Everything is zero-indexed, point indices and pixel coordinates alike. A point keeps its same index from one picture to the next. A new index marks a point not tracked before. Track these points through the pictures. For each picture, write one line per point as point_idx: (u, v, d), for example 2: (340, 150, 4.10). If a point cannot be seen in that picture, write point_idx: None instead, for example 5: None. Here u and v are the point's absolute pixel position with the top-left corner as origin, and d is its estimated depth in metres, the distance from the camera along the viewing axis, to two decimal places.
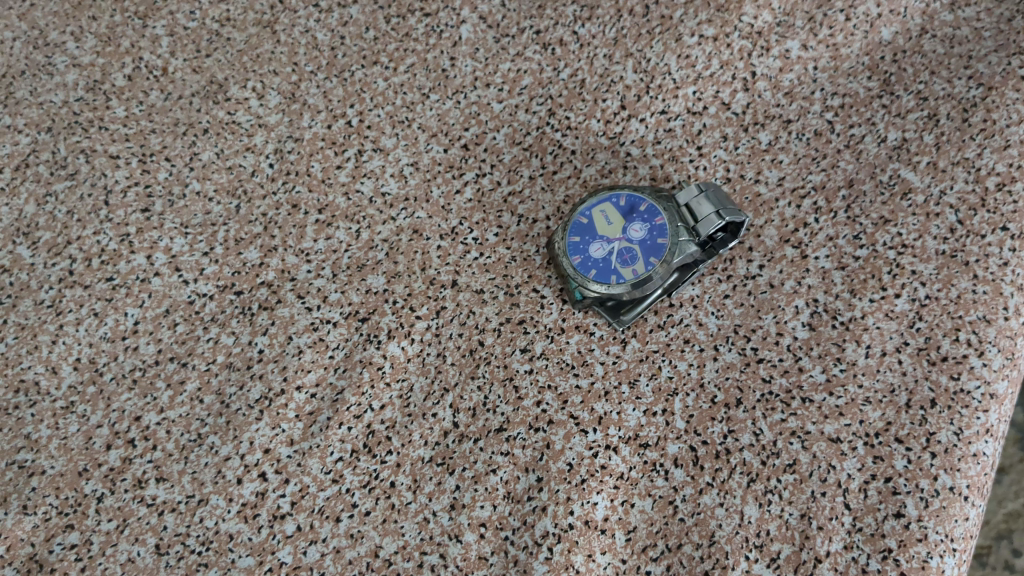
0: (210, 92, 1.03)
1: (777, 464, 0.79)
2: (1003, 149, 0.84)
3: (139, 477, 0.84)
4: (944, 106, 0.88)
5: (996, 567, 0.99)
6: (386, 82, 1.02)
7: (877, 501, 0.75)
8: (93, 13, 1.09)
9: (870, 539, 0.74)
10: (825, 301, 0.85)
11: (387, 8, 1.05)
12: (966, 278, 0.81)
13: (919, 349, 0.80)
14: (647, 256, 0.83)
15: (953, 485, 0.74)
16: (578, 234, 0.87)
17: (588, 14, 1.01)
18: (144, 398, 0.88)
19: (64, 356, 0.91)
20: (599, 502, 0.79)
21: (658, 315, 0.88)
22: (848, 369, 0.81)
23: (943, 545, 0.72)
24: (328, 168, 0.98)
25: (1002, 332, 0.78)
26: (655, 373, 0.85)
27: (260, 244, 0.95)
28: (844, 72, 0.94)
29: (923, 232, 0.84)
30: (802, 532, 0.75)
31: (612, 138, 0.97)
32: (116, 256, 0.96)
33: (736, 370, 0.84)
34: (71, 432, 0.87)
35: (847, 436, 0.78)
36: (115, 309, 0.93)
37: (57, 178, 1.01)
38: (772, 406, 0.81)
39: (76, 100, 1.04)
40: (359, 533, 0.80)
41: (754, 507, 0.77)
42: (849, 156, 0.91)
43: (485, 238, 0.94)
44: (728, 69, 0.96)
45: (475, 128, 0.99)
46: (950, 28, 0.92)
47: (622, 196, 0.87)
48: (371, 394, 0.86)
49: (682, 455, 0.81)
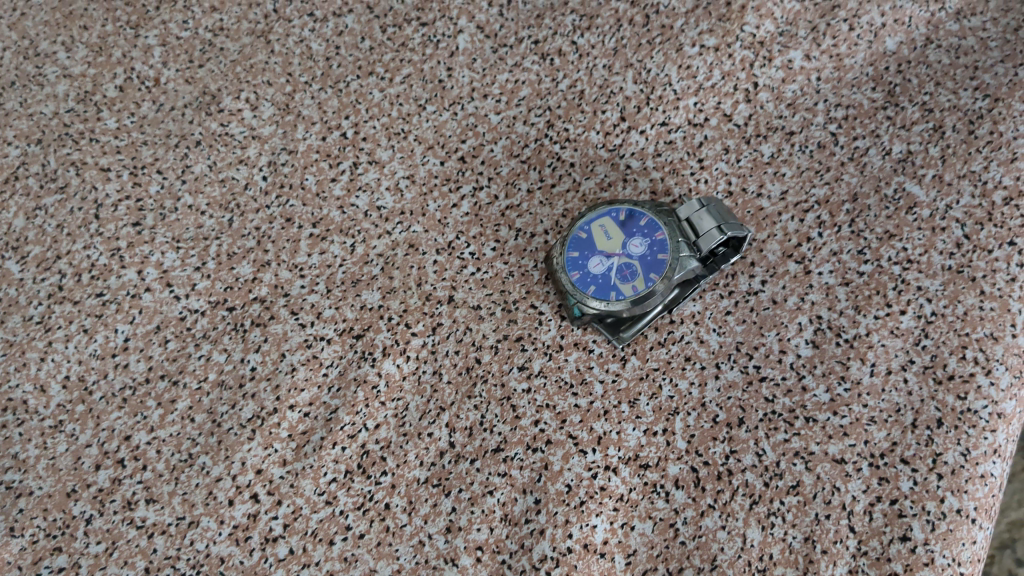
0: (203, 103, 1.02)
1: (780, 486, 0.77)
2: (1010, 163, 0.82)
3: (128, 499, 0.83)
4: (950, 117, 0.87)
5: None
6: (382, 92, 1.00)
7: (883, 523, 0.73)
8: (84, 22, 1.08)
9: (876, 563, 0.72)
10: (829, 317, 0.83)
11: (383, 18, 1.04)
12: (973, 294, 0.79)
13: (925, 367, 0.78)
14: (647, 272, 0.81)
15: (960, 507, 0.72)
16: (577, 249, 0.85)
17: (587, 23, 1.00)
18: (133, 417, 0.87)
19: (53, 373, 0.90)
20: (599, 525, 0.78)
21: (659, 332, 0.86)
22: (852, 389, 0.80)
23: (950, 569, 0.70)
24: (322, 181, 0.97)
25: (1009, 350, 0.76)
26: (655, 392, 0.83)
27: (253, 259, 0.93)
28: (848, 83, 0.93)
29: (929, 247, 0.83)
30: (806, 556, 0.74)
31: (611, 151, 0.95)
32: (107, 271, 0.94)
33: (739, 389, 0.82)
34: (59, 452, 0.86)
35: (851, 458, 0.77)
36: (105, 326, 0.91)
37: (47, 191, 0.99)
38: (774, 426, 0.80)
39: (66, 111, 1.03)
40: (353, 556, 0.78)
41: (756, 530, 0.76)
42: (853, 169, 0.89)
43: (482, 252, 0.92)
44: (730, 80, 0.95)
45: (472, 140, 0.97)
46: (955, 38, 0.90)
47: (621, 210, 0.85)
48: (366, 413, 0.85)
49: (683, 477, 0.79)
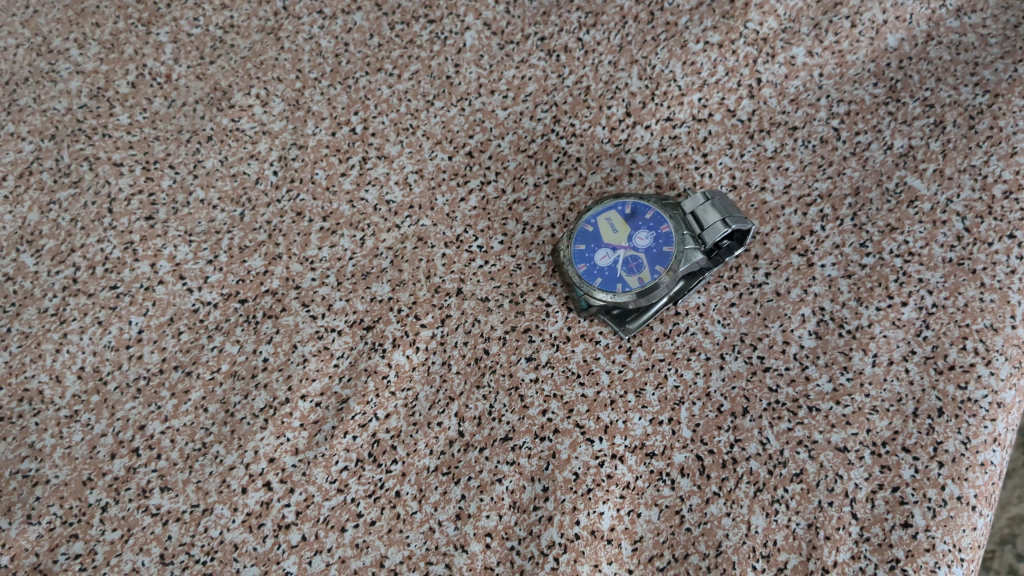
0: (214, 99, 1.03)
1: (784, 474, 0.78)
2: (1009, 157, 0.84)
3: (143, 487, 0.84)
4: (951, 113, 0.89)
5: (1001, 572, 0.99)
6: (390, 88, 1.02)
7: (885, 510, 0.75)
8: (96, 19, 1.09)
9: (878, 549, 0.74)
10: (832, 309, 0.85)
11: (390, 15, 1.05)
12: (974, 286, 0.81)
13: (926, 357, 0.80)
14: (653, 264, 0.82)
15: (960, 494, 0.74)
16: (583, 242, 0.86)
17: (592, 21, 1.01)
18: (148, 407, 0.88)
19: (68, 364, 0.91)
20: (606, 512, 0.79)
21: (664, 323, 0.88)
22: (855, 378, 0.81)
23: (951, 554, 0.72)
24: (332, 176, 0.98)
25: (1009, 341, 0.78)
26: (661, 381, 0.85)
27: (265, 252, 0.95)
28: (850, 78, 0.94)
29: (930, 240, 0.84)
30: (809, 542, 0.75)
31: (617, 145, 0.96)
32: (121, 264, 0.95)
33: (743, 379, 0.84)
34: (75, 441, 0.87)
35: (853, 446, 0.78)
36: (119, 318, 0.93)
37: (61, 186, 1.01)
38: (778, 415, 0.81)
39: (79, 107, 1.04)
40: (364, 543, 0.80)
41: (761, 517, 0.77)
42: (855, 164, 0.91)
43: (490, 245, 0.93)
44: (734, 76, 0.96)
45: (479, 135, 0.99)
46: (956, 34, 0.92)
47: (627, 204, 0.87)
48: (376, 403, 0.86)
49: (689, 465, 0.80)
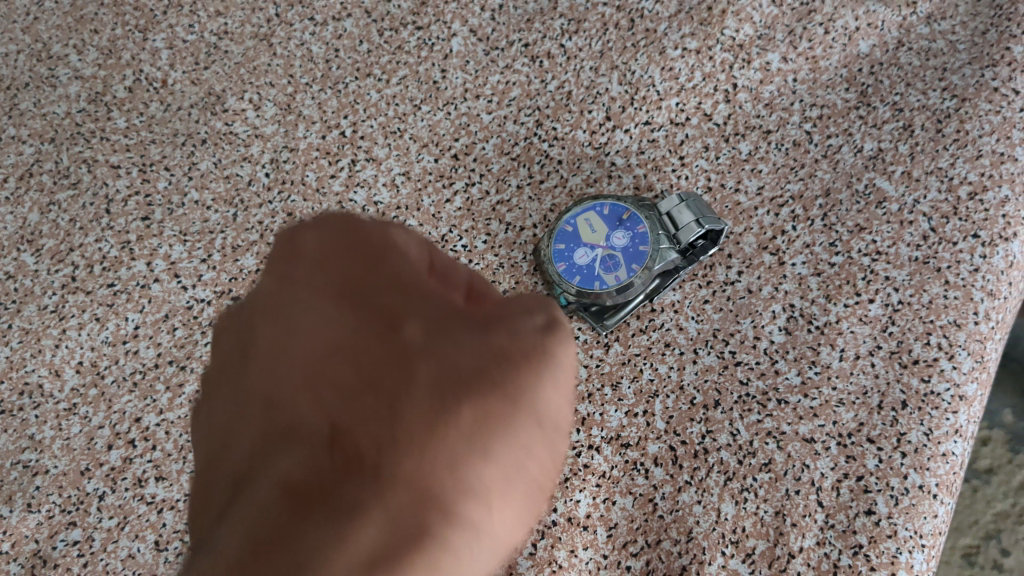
0: (208, 103, 1.06)
1: (753, 463, 0.82)
2: (975, 159, 0.88)
3: (138, 477, 0.88)
4: (920, 116, 0.92)
5: (986, 566, 1.11)
6: (379, 93, 1.05)
7: (849, 498, 0.78)
8: (94, 25, 1.12)
9: (842, 535, 0.77)
10: (802, 305, 0.88)
11: (380, 21, 1.08)
12: (938, 284, 0.85)
13: (891, 352, 0.83)
14: (629, 263, 0.87)
15: (922, 483, 0.77)
16: (563, 242, 0.90)
17: (575, 27, 1.04)
18: (143, 400, 0.92)
19: (67, 359, 0.95)
20: (582, 500, 0.83)
21: (640, 319, 0.90)
22: (822, 372, 0.84)
23: (912, 540, 0.76)
24: (322, 178, 1.02)
25: (971, 336, 0.82)
26: (636, 375, 0.88)
27: (256, 252, 0.98)
28: (823, 83, 0.97)
29: (897, 240, 0.88)
30: (776, 529, 0.78)
31: (597, 149, 1.00)
32: (117, 263, 0.99)
33: (715, 373, 0.87)
34: (73, 433, 0.91)
35: (820, 437, 0.81)
36: (116, 314, 0.96)
37: (60, 187, 1.04)
38: (748, 407, 0.84)
39: (78, 111, 1.08)
40: None
41: (730, 505, 0.80)
42: (826, 166, 0.94)
43: (474, 245, 0.97)
44: (710, 81, 0.99)
45: (464, 139, 1.02)
46: (926, 41, 0.95)
47: (606, 204, 0.91)
48: None
49: (662, 455, 0.84)
